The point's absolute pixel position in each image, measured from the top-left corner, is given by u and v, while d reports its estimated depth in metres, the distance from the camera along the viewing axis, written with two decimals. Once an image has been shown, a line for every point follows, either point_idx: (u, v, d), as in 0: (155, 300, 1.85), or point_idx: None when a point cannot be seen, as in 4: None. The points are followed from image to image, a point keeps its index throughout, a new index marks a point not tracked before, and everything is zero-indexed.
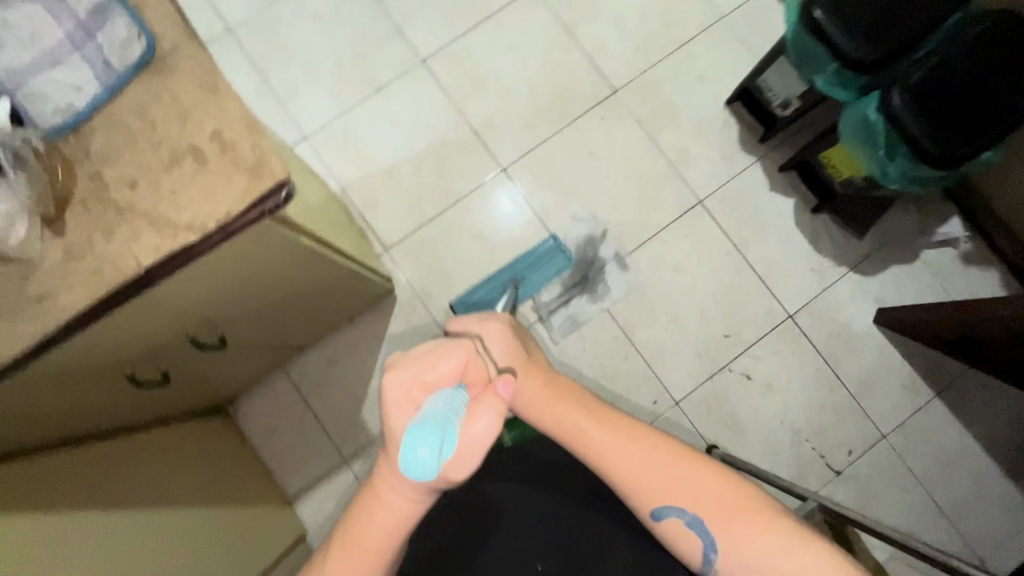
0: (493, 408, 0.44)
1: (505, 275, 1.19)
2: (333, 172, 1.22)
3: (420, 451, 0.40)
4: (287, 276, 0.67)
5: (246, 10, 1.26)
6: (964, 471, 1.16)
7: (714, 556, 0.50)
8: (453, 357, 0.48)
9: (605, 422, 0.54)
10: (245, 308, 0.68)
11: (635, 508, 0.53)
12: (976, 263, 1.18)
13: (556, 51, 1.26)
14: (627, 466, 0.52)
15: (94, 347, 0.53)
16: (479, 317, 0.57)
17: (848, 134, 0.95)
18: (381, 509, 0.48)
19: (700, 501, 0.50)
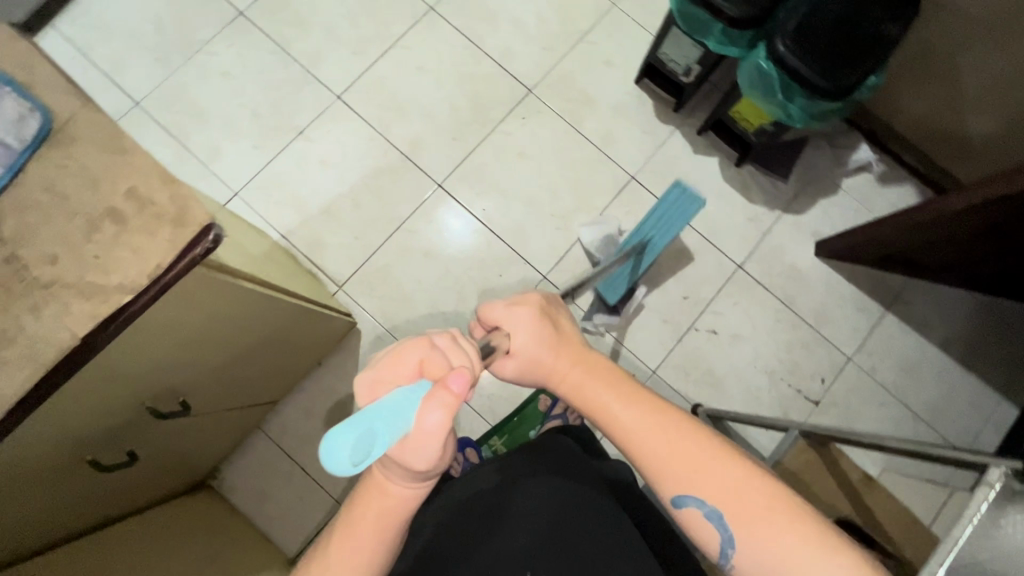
0: (440, 404, 0.41)
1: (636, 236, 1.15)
2: (272, 222, 1.21)
3: (339, 447, 0.35)
4: (239, 321, 0.66)
5: (150, 81, 1.25)
6: (928, 374, 1.23)
7: (731, 551, 0.47)
8: (412, 353, 0.44)
9: (634, 401, 0.51)
10: (204, 365, 0.67)
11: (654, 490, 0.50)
12: (891, 182, 1.27)
13: (467, 64, 1.29)
14: (651, 447, 0.49)
15: (47, 435, 0.51)
16: (508, 301, 0.56)
17: (747, 86, 1.02)
18: (379, 493, 0.47)
19: (724, 493, 0.47)
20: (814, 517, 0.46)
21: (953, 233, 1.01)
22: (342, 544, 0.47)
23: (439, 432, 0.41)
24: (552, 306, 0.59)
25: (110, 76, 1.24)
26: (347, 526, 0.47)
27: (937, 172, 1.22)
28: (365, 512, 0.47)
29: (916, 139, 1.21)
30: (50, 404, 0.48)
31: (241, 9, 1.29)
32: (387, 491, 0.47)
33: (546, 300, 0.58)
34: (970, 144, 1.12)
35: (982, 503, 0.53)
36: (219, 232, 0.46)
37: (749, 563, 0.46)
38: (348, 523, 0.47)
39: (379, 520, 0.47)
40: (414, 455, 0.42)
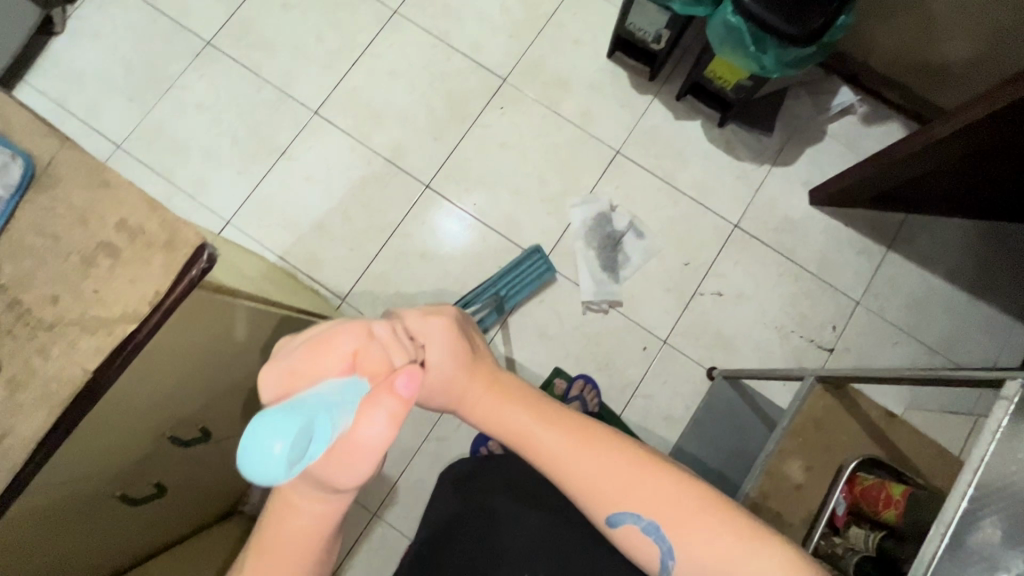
0: (385, 408, 0.40)
1: (488, 288, 1.18)
2: (267, 245, 1.22)
3: (274, 445, 0.35)
4: (245, 342, 0.67)
5: (128, 123, 1.25)
6: (938, 307, 1.22)
7: (672, 562, 0.48)
8: (339, 349, 0.43)
9: (556, 424, 0.51)
10: (216, 390, 0.68)
11: (590, 511, 0.50)
12: (876, 122, 1.26)
13: (437, 62, 1.29)
14: (578, 471, 0.50)
15: (74, 471, 0.53)
16: (422, 312, 0.53)
17: (720, 44, 1.00)
18: (294, 511, 0.45)
19: (658, 506, 0.48)
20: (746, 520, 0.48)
21: (943, 162, 1.00)
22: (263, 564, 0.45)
23: (382, 438, 0.40)
24: (465, 320, 0.56)
25: (89, 123, 1.25)
26: (261, 549, 0.46)
27: (920, 105, 1.22)
28: (283, 530, 0.45)
29: (894, 74, 1.21)
30: (73, 439, 0.49)
31: (207, 39, 1.29)
32: (302, 504, 0.45)
33: (460, 315, 0.56)
34: (948, 70, 1.12)
35: (1001, 418, 0.53)
36: (212, 251, 0.47)
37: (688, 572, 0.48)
38: (266, 542, 0.46)
39: (300, 535, 0.45)
40: (346, 466, 0.40)
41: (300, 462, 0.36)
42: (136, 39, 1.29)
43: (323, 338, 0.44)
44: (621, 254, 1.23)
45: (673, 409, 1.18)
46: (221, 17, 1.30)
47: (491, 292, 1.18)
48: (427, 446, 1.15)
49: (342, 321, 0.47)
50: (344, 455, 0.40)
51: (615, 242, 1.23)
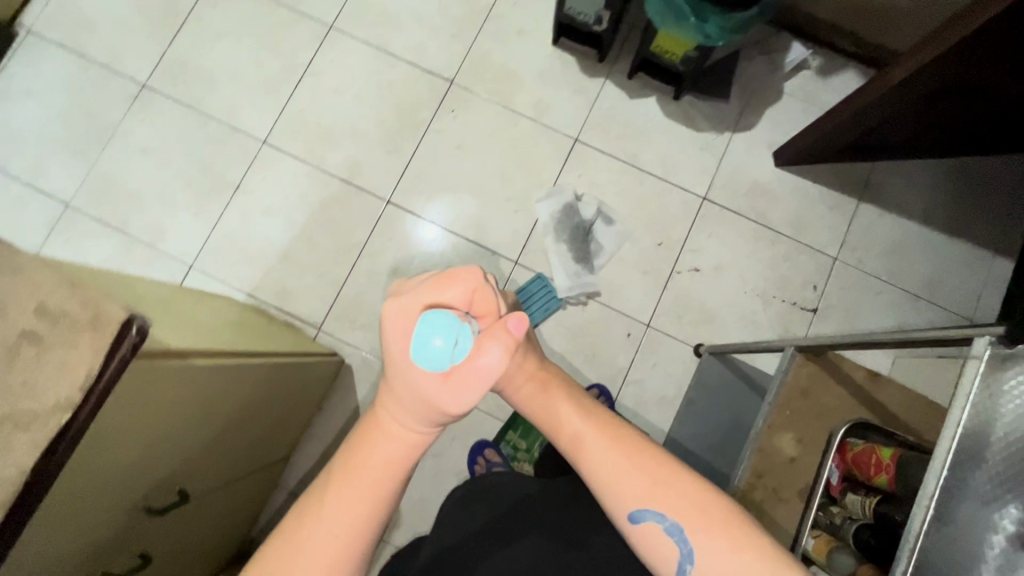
0: (499, 342, 0.48)
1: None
2: (235, 285, 1.19)
3: (435, 340, 0.48)
4: (209, 397, 0.65)
5: (74, 180, 1.22)
6: (917, 252, 1.21)
7: (689, 566, 0.48)
8: (461, 287, 0.50)
9: (594, 421, 0.54)
10: (190, 450, 0.66)
11: (613, 505, 0.51)
12: (832, 73, 1.24)
13: (381, 73, 1.26)
14: (610, 467, 0.51)
15: (45, 558, 0.52)
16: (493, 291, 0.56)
17: (658, 18, 0.99)
18: (383, 439, 0.51)
19: (685, 510, 0.49)
20: (758, 530, 0.48)
21: (904, 106, 0.98)
22: (342, 491, 0.48)
23: (495, 368, 0.48)
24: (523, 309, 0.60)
25: (34, 185, 1.21)
26: (342, 480, 0.49)
27: (873, 50, 1.20)
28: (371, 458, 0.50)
29: (842, 22, 1.18)
30: (29, 533, 0.48)
31: (142, 81, 1.25)
32: (398, 429, 0.51)
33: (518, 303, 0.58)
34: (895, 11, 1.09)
35: (974, 377, 0.50)
36: (143, 322, 0.45)
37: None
38: (344, 474, 0.49)
39: (387, 463, 0.50)
40: (461, 385, 0.49)
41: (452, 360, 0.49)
42: (69, 91, 1.25)
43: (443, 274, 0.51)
44: (593, 244, 1.21)
45: (666, 391, 1.17)
46: (154, 57, 1.26)
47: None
48: (425, 462, 1.14)
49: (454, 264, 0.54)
50: (463, 374, 0.49)
51: (586, 232, 1.21)
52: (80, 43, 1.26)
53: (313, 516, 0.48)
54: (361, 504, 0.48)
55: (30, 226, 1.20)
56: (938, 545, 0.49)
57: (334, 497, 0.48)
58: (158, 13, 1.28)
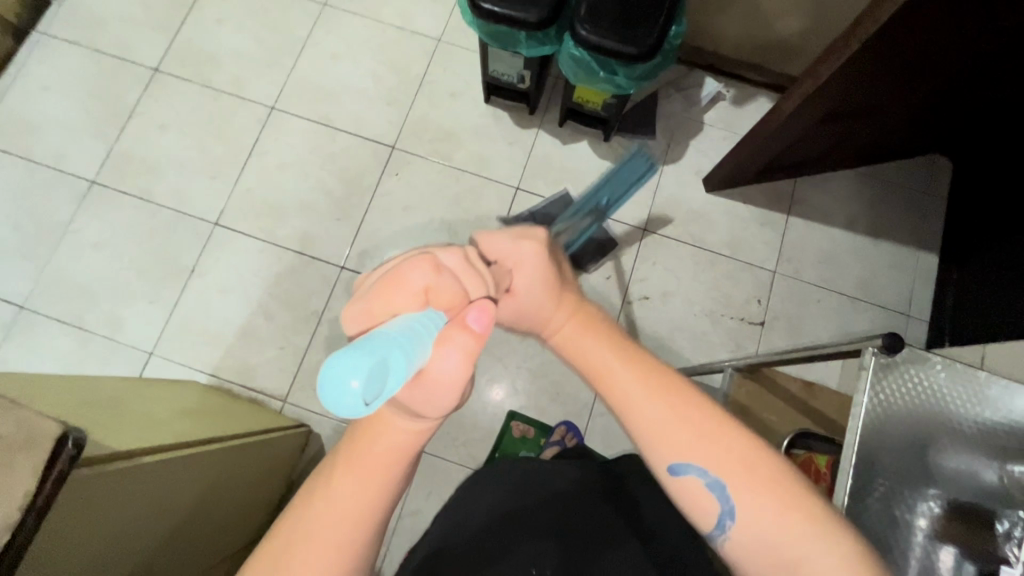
0: (458, 345, 0.40)
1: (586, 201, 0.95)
2: (196, 367, 1.20)
3: (349, 379, 0.31)
4: (163, 493, 0.65)
5: (26, 283, 1.22)
6: (848, 256, 1.29)
7: (731, 523, 0.45)
8: (414, 281, 0.41)
9: (643, 369, 0.48)
10: (150, 548, 0.66)
11: (652, 458, 0.47)
12: (746, 101, 1.34)
13: (325, 145, 1.32)
14: (653, 417, 0.46)
15: None
16: (513, 235, 0.53)
17: (573, 74, 1.07)
18: (386, 426, 0.43)
19: (729, 465, 0.45)
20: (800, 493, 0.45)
21: (804, 130, 1.07)
22: (350, 468, 0.42)
23: (456, 376, 0.40)
24: (555, 245, 0.56)
25: None
26: (349, 465, 0.42)
27: (778, 77, 1.31)
28: (376, 439, 0.43)
29: (746, 56, 1.29)
30: None
31: (91, 178, 1.29)
32: (396, 418, 0.43)
33: (552, 239, 0.55)
34: (788, 43, 1.21)
35: (865, 373, 0.57)
36: (78, 434, 0.47)
37: (744, 538, 0.45)
38: (354, 453, 0.43)
39: (393, 451, 0.43)
40: (426, 394, 0.41)
41: (375, 401, 0.33)
42: (17, 196, 1.27)
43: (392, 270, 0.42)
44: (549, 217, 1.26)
45: None
46: (101, 153, 1.30)
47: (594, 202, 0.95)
48: (402, 523, 1.13)
49: (407, 255, 0.44)
50: (424, 384, 0.40)
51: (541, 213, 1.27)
52: (26, 148, 1.29)
53: (320, 497, 0.42)
54: (367, 485, 0.42)
55: None
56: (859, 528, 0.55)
57: (340, 475, 0.42)
58: (102, 111, 1.32)
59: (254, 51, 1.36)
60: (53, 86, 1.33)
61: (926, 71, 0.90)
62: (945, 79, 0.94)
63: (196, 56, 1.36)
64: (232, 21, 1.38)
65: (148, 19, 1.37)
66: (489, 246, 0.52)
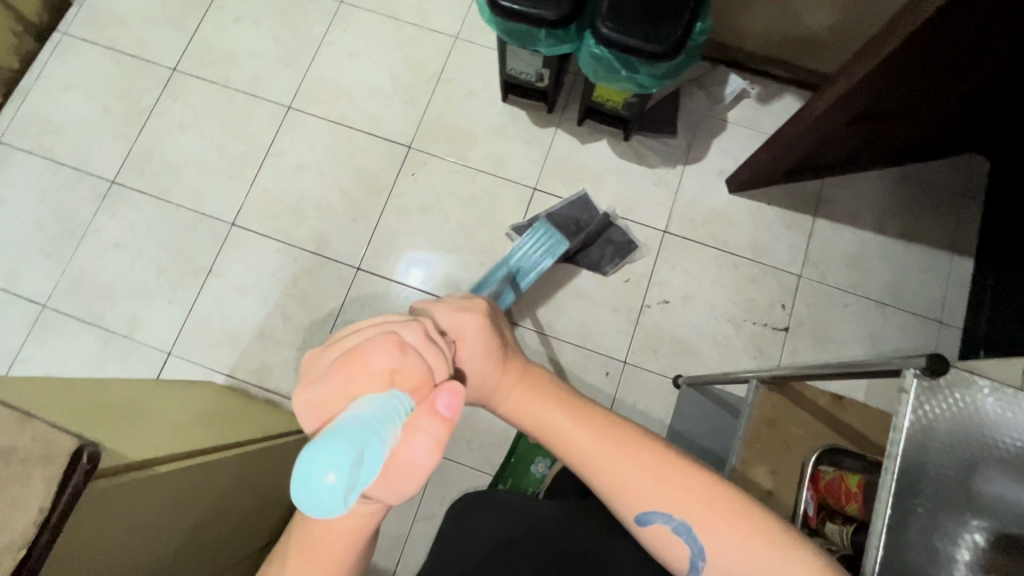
0: (429, 435, 0.37)
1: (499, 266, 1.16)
2: (213, 367, 1.20)
3: (326, 476, 0.32)
4: (183, 497, 0.66)
5: (49, 282, 1.24)
6: (877, 260, 1.24)
7: (703, 563, 0.48)
8: (378, 362, 0.38)
9: (594, 427, 0.51)
10: (173, 549, 0.66)
11: (621, 508, 0.50)
12: (771, 98, 1.30)
13: (341, 145, 1.31)
14: (611, 472, 0.50)
15: None
16: (455, 308, 0.52)
17: (592, 73, 1.05)
18: (332, 512, 0.42)
19: (691, 508, 0.48)
20: (755, 522, 0.47)
21: (832, 131, 1.03)
22: (299, 556, 0.43)
23: (424, 466, 0.37)
24: (494, 310, 0.55)
25: (9, 290, 1.23)
26: (301, 549, 0.43)
27: (806, 74, 1.26)
28: (320, 527, 0.42)
29: (772, 52, 1.25)
30: None
31: (111, 178, 1.30)
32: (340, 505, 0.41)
33: (491, 307, 0.55)
34: (817, 39, 1.16)
35: (904, 415, 0.55)
36: (93, 450, 0.47)
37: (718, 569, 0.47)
38: (304, 535, 0.43)
39: (340, 535, 0.42)
40: (390, 484, 0.37)
41: (357, 489, 0.34)
42: (41, 196, 1.28)
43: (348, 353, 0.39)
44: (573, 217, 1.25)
45: (650, 425, 1.17)
46: (120, 154, 1.31)
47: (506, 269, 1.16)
48: (417, 527, 1.13)
49: (372, 328, 0.41)
50: (387, 476, 0.37)
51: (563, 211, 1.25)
52: (49, 147, 1.31)
53: None
54: (321, 568, 0.43)
55: (8, 331, 1.21)
56: (895, 558, 0.53)
57: (290, 568, 0.43)
58: (122, 112, 1.33)
59: (271, 50, 1.36)
60: (75, 86, 1.34)
61: (964, 71, 0.86)
62: (989, 75, 0.89)
63: (214, 55, 1.36)
64: (249, 20, 1.37)
65: (166, 18, 1.38)
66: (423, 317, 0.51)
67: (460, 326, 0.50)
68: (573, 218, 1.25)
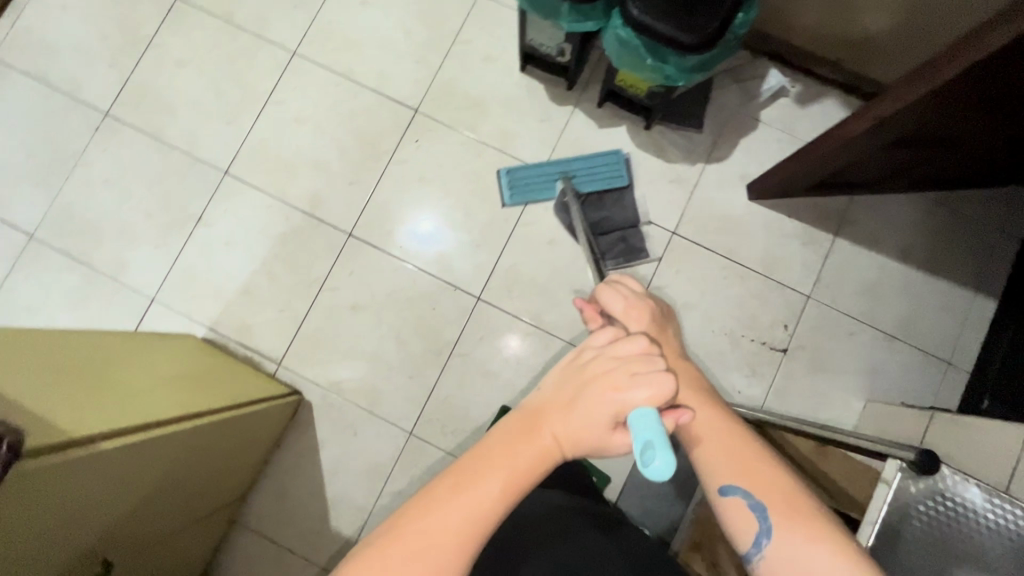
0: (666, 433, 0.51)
1: (558, 167, 1.18)
2: (196, 318, 1.19)
3: (654, 460, 0.47)
4: (120, 482, 0.64)
5: (37, 211, 1.21)
6: (893, 291, 1.17)
7: (766, 540, 0.49)
8: (661, 385, 0.50)
9: (709, 404, 0.57)
10: (104, 528, 0.66)
11: (705, 477, 0.53)
12: (811, 101, 1.19)
13: (344, 100, 1.24)
14: (715, 444, 0.54)
15: None
16: (627, 301, 0.63)
17: (618, 59, 0.94)
18: (531, 441, 0.51)
19: (770, 491, 0.50)
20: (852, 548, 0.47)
21: (870, 152, 0.94)
22: (500, 454, 0.50)
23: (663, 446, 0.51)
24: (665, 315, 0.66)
25: None
26: (499, 451, 0.50)
27: (854, 78, 1.15)
28: (520, 447, 0.51)
29: (822, 51, 1.13)
30: None
31: (105, 110, 1.24)
32: (542, 438, 0.51)
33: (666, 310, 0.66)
34: (874, 43, 1.05)
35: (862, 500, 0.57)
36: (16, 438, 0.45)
37: (777, 559, 0.48)
38: (502, 444, 0.51)
39: (531, 459, 0.51)
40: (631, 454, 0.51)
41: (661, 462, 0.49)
42: (31, 120, 1.24)
43: (635, 371, 0.51)
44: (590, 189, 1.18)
45: None
46: (116, 84, 1.25)
47: (564, 171, 1.18)
48: (382, 501, 1.13)
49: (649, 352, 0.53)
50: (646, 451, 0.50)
51: (585, 175, 1.18)
52: (42, 69, 1.25)
53: (468, 470, 0.49)
54: (503, 471, 0.49)
55: None
56: None
57: (486, 461, 0.50)
58: (120, 39, 1.26)
59: None
60: (72, 5, 1.26)
61: None
62: None
63: None
64: None
65: None
66: (605, 304, 0.64)
67: (639, 313, 0.62)
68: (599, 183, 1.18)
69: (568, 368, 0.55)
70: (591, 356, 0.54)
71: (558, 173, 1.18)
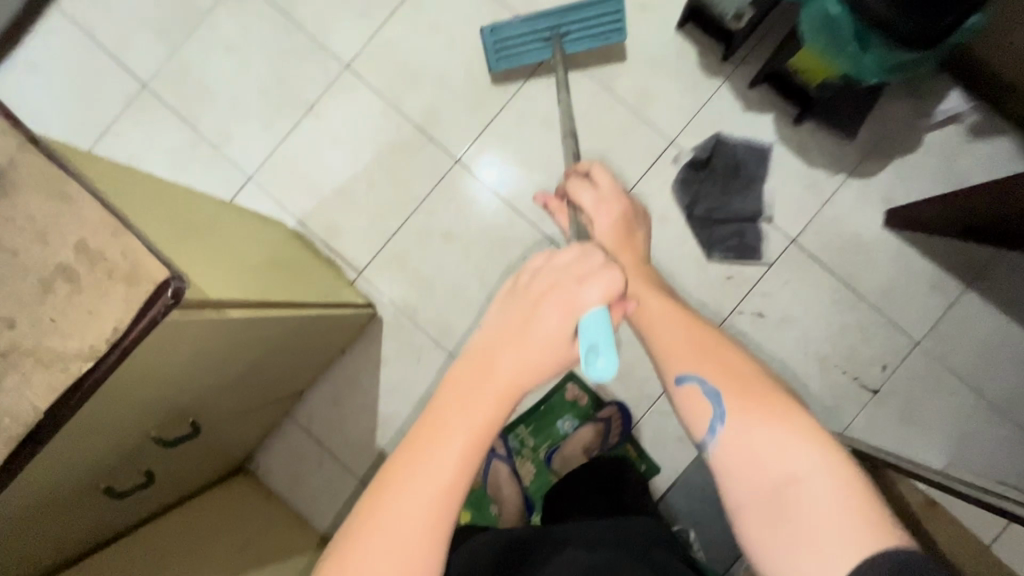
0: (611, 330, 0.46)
1: (549, 19, 1.03)
2: (287, 208, 1.17)
3: (597, 362, 0.43)
4: (220, 359, 0.62)
5: (155, 61, 1.19)
6: (1010, 360, 1.08)
7: (721, 425, 0.46)
8: (602, 285, 0.44)
9: (660, 297, 0.55)
10: (199, 396, 0.65)
11: (660, 368, 0.51)
12: (985, 136, 1.07)
13: (484, 17, 1.16)
14: (667, 336, 0.51)
15: (63, 466, 0.52)
16: (597, 198, 0.72)
17: (810, 36, 0.84)
18: (485, 383, 0.44)
19: (727, 377, 0.47)
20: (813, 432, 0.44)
21: None
22: (449, 403, 0.44)
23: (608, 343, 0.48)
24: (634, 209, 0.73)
25: (117, 57, 1.19)
26: (448, 404, 0.44)
27: None
28: (474, 392, 0.44)
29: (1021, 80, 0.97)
30: (59, 441, 0.48)
31: None
32: (493, 376, 0.44)
33: (636, 211, 0.73)
34: None
35: None
36: (179, 284, 0.43)
37: (733, 439, 0.45)
38: (453, 395, 0.44)
39: (482, 400, 0.44)
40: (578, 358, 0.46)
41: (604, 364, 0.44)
42: None
43: (581, 274, 0.45)
44: (728, 170, 1.11)
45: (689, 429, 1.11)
46: None
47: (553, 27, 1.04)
48: None
49: (586, 255, 0.47)
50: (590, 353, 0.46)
51: (720, 154, 1.12)
52: None
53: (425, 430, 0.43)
54: (460, 424, 0.43)
55: (106, 98, 1.19)
56: None
57: (444, 414, 0.44)
58: None
59: None
60: None
61: None
62: None
63: None
64: None
65: None
66: (577, 198, 0.73)
67: (607, 208, 0.71)
68: (738, 162, 1.11)
69: (509, 297, 0.47)
70: (533, 271, 0.47)
71: (548, 29, 1.04)
